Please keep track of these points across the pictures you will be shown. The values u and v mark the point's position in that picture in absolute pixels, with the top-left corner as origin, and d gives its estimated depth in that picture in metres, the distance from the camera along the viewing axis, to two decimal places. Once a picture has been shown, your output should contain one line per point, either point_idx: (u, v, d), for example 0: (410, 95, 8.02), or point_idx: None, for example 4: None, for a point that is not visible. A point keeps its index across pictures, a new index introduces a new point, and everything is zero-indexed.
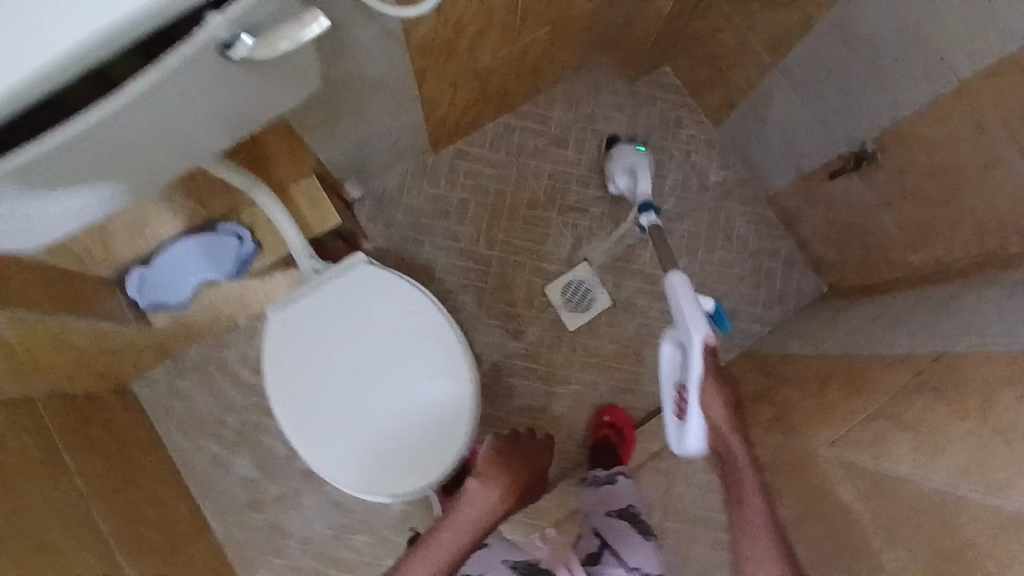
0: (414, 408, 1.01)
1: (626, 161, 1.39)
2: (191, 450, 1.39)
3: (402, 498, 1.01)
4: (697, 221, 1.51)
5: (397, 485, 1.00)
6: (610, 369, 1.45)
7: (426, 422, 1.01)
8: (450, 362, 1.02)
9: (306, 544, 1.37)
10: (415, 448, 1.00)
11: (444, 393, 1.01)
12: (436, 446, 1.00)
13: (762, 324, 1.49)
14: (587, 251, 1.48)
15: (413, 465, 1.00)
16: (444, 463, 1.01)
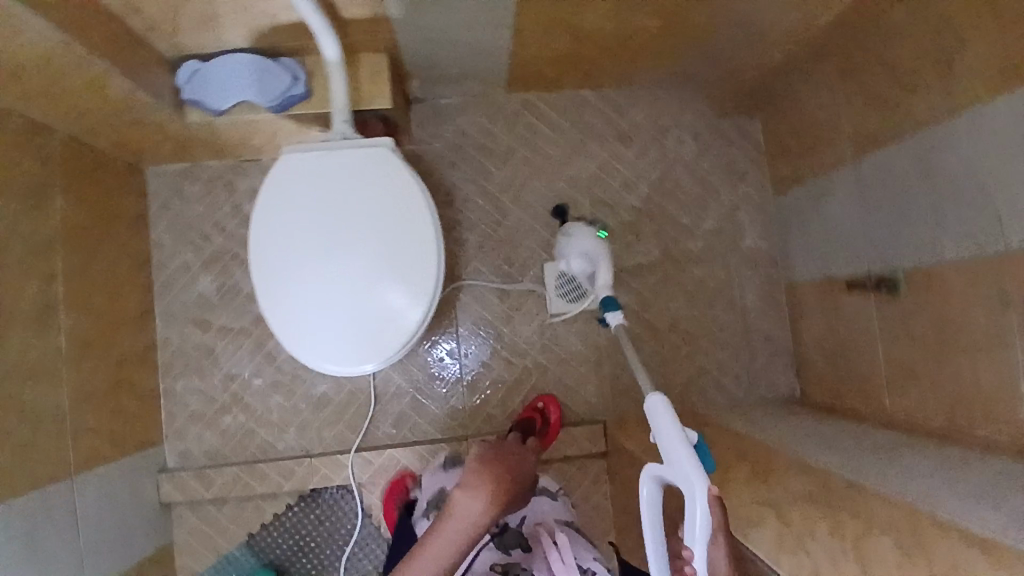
0: (366, 294, 1.05)
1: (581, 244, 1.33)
2: (170, 248, 1.44)
3: (315, 363, 1.06)
4: (714, 272, 1.50)
5: (322, 353, 1.05)
6: (565, 363, 1.48)
7: (370, 313, 1.05)
8: (417, 269, 1.07)
9: (227, 380, 1.43)
10: (351, 330, 1.05)
11: (399, 294, 1.06)
12: (370, 336, 1.05)
13: (723, 394, 1.49)
14: (598, 248, 1.49)
15: (343, 343, 1.05)
16: (371, 355, 1.06)
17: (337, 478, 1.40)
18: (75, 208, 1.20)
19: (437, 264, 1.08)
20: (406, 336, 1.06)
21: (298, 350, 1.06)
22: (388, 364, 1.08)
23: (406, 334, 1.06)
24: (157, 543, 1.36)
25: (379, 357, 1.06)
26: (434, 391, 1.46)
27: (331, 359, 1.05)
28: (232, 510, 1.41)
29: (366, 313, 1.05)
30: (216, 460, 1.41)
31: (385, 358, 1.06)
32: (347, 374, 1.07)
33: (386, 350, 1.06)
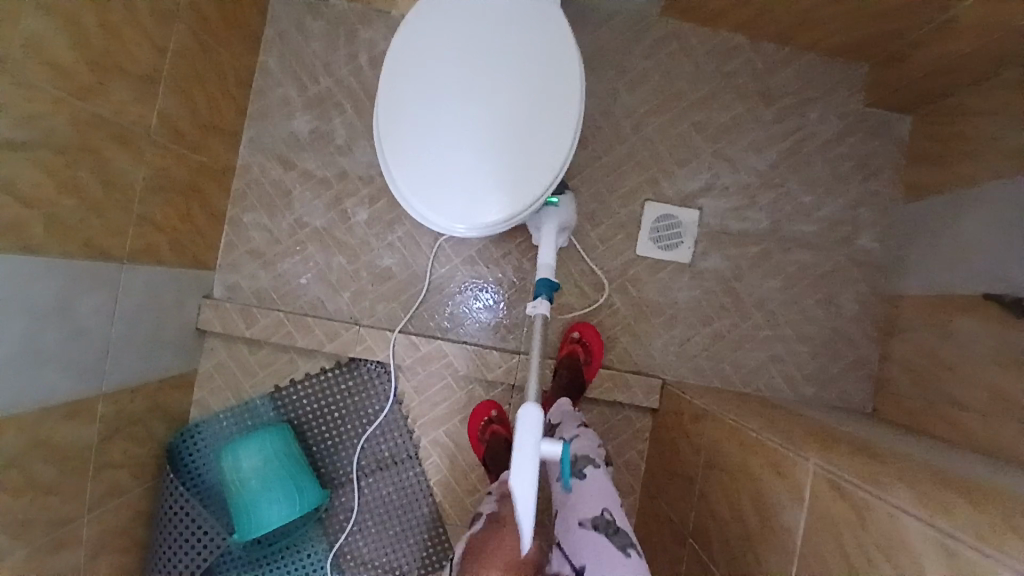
0: (488, 152, 0.99)
1: (532, 220, 1.26)
2: (275, 78, 1.37)
3: (409, 203, 1.01)
4: (818, 262, 1.41)
5: (423, 195, 1.00)
6: (639, 309, 1.40)
7: (486, 172, 0.99)
8: (546, 147, 1.00)
9: (297, 226, 1.37)
10: (461, 182, 0.99)
11: (517, 164, 0.99)
12: (476, 196, 0.99)
13: (791, 388, 1.40)
14: (706, 204, 1.41)
15: (448, 193, 0.99)
16: (470, 215, 0.99)
17: (377, 354, 1.33)
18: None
19: (567, 149, 1.01)
20: (511, 210, 0.99)
21: (401, 186, 1.01)
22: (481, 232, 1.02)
23: (512, 208, 0.99)
24: (184, 366, 1.31)
25: (475, 222, 0.99)
26: (499, 300, 1.38)
27: (427, 202, 0.99)
28: (265, 356, 1.36)
29: (483, 171, 0.99)
30: (264, 303, 1.36)
31: (483, 223, 1.00)
32: (439, 228, 1.01)
33: (487, 215, 0.99)
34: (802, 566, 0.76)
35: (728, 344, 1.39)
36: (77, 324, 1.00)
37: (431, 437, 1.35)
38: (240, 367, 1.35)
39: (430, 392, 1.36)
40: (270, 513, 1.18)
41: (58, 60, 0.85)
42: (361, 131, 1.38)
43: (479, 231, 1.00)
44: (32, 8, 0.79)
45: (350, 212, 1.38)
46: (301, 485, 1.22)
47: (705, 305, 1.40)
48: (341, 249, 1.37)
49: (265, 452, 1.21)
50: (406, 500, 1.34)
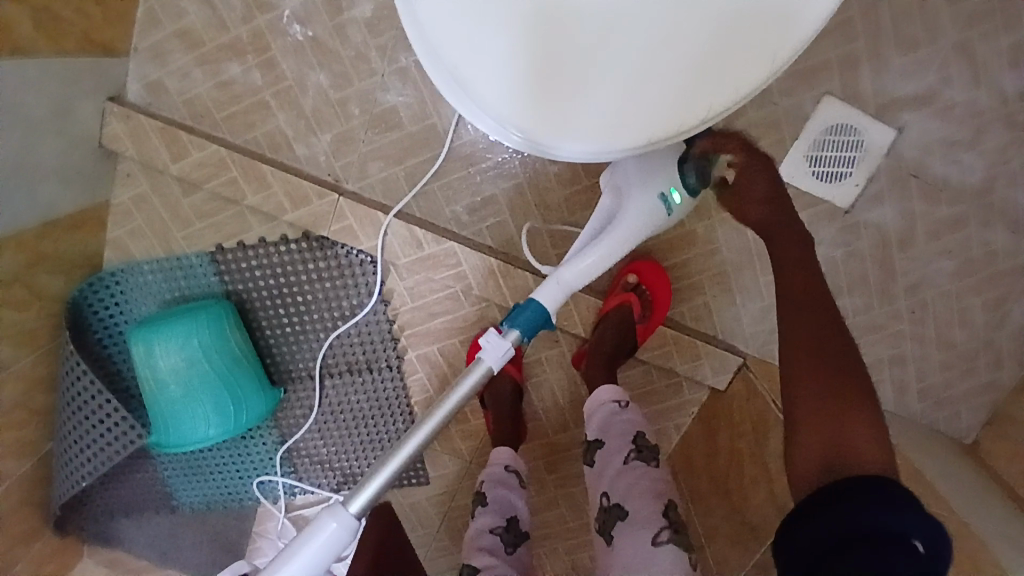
0: (615, 13, 0.52)
1: (623, 176, 0.77)
2: None
3: (438, 57, 0.55)
4: (1021, 249, 0.93)
5: (461, 45, 0.54)
6: (744, 258, 0.95)
7: (594, 49, 0.53)
8: (725, 49, 0.52)
9: (254, 4, 0.90)
10: (541, 48, 0.53)
11: (659, 48, 0.52)
12: (567, 89, 0.54)
13: (914, 412, 1.00)
14: (900, 119, 0.91)
15: (511, 60, 0.53)
16: (535, 116, 0.55)
17: (363, 241, 0.94)
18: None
19: (766, 70, 0.52)
20: (599, 139, 0.55)
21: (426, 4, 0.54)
22: (538, 155, 0.58)
23: (600, 139, 0.55)
24: (86, 195, 0.92)
25: (546, 133, 0.55)
26: (548, 200, 0.93)
27: (471, 70, 0.54)
28: (203, 203, 0.96)
29: (589, 41, 0.52)
30: (204, 124, 0.94)
31: (541, 140, 0.55)
32: (472, 113, 0.57)
33: (564, 127, 0.55)
34: (805, 501, 0.52)
35: (847, 332, 0.98)
36: None
37: (422, 353, 1.01)
38: (168, 209, 0.97)
39: (427, 298, 0.98)
40: (197, 425, 0.93)
41: None
42: None
43: (549, 151, 0.57)
44: None
45: (345, 0, 0.89)
46: (239, 396, 0.94)
47: (837, 275, 0.96)
48: (327, 62, 0.91)
49: (189, 349, 0.91)
50: (379, 414, 1.03)
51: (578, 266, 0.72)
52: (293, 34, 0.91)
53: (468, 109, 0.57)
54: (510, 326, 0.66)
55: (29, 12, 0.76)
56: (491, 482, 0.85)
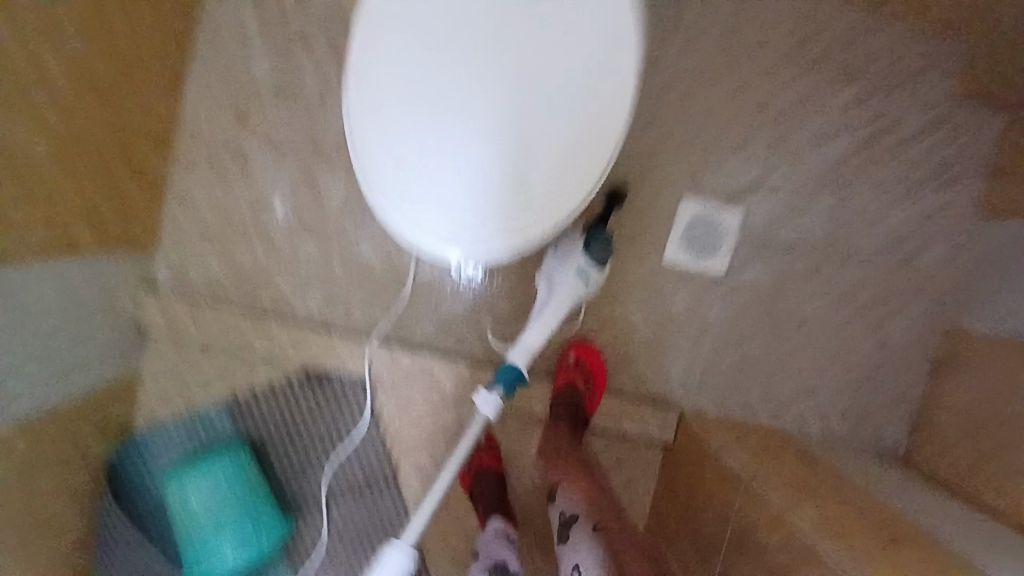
0: (500, 165, 0.83)
1: (551, 269, 1.04)
2: (234, 19, 1.11)
3: (406, 219, 0.86)
4: (867, 284, 1.21)
5: (416, 208, 0.86)
6: (658, 328, 1.20)
7: (487, 181, 0.84)
8: (564, 152, 0.84)
9: (255, 204, 1.14)
10: (456, 192, 0.84)
11: (537, 183, 0.84)
12: (487, 220, 0.85)
13: (825, 426, 1.22)
14: (753, 203, 1.18)
15: (441, 207, 0.85)
16: (472, 240, 0.85)
17: (352, 368, 1.15)
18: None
19: (592, 157, 0.84)
20: (514, 246, 0.86)
21: (391, 189, 0.86)
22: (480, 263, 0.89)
23: (514, 246, 0.86)
24: (119, 367, 1.11)
25: (480, 248, 0.86)
26: (498, 310, 1.16)
27: (426, 222, 0.86)
28: (217, 359, 1.16)
29: (492, 188, 0.84)
30: (214, 296, 1.14)
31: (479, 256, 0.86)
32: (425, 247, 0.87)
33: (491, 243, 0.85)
34: None
35: (756, 371, 1.22)
36: None
37: (417, 465, 1.16)
38: (188, 369, 1.16)
39: (413, 414, 1.16)
40: (224, 556, 1.06)
41: None
42: (335, 80, 1.13)
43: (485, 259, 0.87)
44: None
45: (323, 189, 1.13)
46: (261, 526, 1.08)
47: (735, 327, 1.21)
48: (312, 234, 1.14)
49: (217, 490, 1.07)
50: (383, 531, 1.15)
51: (534, 334, 0.99)
52: (281, 215, 1.14)
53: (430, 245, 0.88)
54: (495, 385, 0.94)
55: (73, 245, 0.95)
56: (484, 541, 1.02)
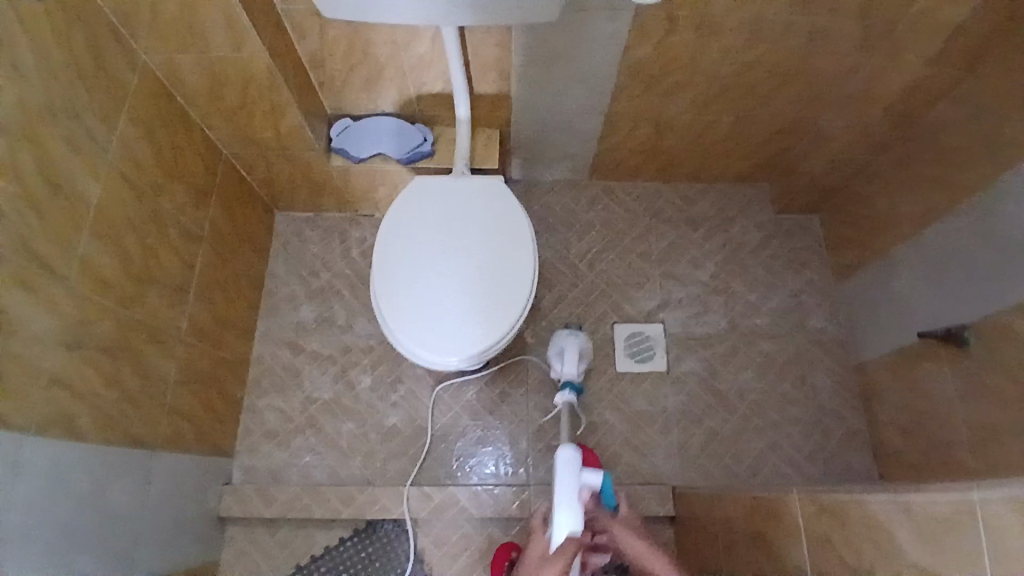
0: (469, 294, 1.17)
1: (551, 349, 1.46)
2: (280, 279, 1.61)
3: (410, 347, 1.15)
4: (779, 352, 1.55)
5: (416, 337, 1.15)
6: (633, 424, 1.49)
7: (468, 307, 1.16)
8: (508, 271, 1.19)
9: (307, 401, 1.50)
10: (442, 319, 1.15)
11: (496, 301, 1.17)
12: (467, 333, 1.15)
13: (796, 471, 1.44)
14: (667, 314, 1.59)
15: (440, 335, 1.14)
16: (460, 349, 1.14)
17: (394, 512, 1.38)
18: (108, 136, 1.05)
19: (532, 272, 1.20)
20: (490, 346, 1.15)
21: (395, 329, 1.16)
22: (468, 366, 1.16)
23: (490, 347, 1.15)
24: (204, 558, 1.32)
25: (466, 353, 1.14)
26: (501, 437, 1.47)
27: (424, 344, 1.14)
28: (284, 536, 1.39)
29: (466, 310, 1.16)
30: (277, 481, 1.42)
31: (467, 358, 1.14)
32: (437, 366, 1.14)
33: (474, 347, 1.14)
34: None
35: (724, 441, 1.47)
36: (108, 504, 1.06)
37: None
38: (260, 552, 1.38)
39: (448, 544, 1.37)
40: None
41: (106, 276, 1.06)
42: (355, 306, 1.59)
43: (472, 361, 1.15)
44: (86, 237, 1.01)
45: (355, 378, 1.52)
46: None
47: (693, 408, 1.50)
48: (349, 414, 1.49)
49: None
50: None
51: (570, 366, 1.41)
52: (323, 404, 1.50)
53: (429, 360, 1.15)
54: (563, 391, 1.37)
55: (180, 451, 1.26)
56: None
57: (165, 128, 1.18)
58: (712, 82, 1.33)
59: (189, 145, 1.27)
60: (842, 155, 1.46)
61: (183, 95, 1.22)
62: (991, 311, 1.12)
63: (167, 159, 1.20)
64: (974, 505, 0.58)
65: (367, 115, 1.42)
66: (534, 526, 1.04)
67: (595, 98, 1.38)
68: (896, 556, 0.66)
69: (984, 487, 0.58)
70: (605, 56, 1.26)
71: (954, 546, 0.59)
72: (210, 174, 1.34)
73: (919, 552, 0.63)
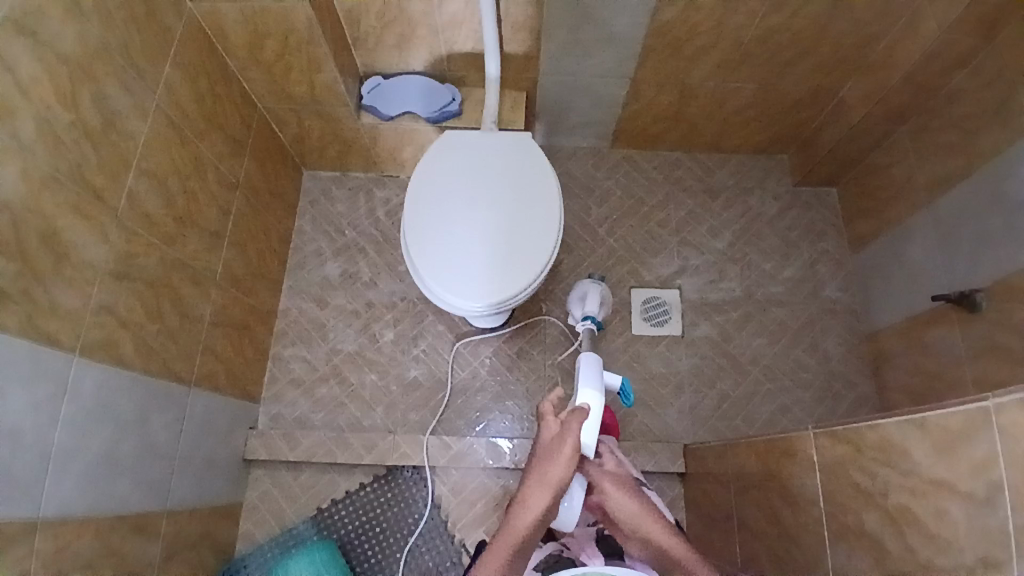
0: (496, 244, 1.20)
1: (573, 293, 1.50)
2: (307, 235, 1.65)
3: (438, 292, 1.19)
4: (792, 319, 1.59)
5: (443, 283, 1.18)
6: (647, 385, 1.52)
7: (490, 253, 1.20)
8: (533, 224, 1.23)
9: (331, 353, 1.54)
10: (469, 267, 1.19)
11: (521, 252, 1.20)
12: (492, 280, 1.18)
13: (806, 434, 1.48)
14: (683, 281, 1.63)
15: (466, 282, 1.18)
16: (486, 295, 1.17)
17: (413, 459, 1.42)
18: (157, 76, 1.08)
19: (556, 226, 1.23)
20: (514, 295, 1.18)
21: (423, 275, 1.20)
22: (492, 314, 1.20)
23: (515, 295, 1.18)
24: (231, 496, 1.38)
25: (491, 299, 1.17)
26: (519, 392, 1.51)
27: (451, 290, 1.18)
28: (306, 479, 1.44)
29: (492, 260, 1.19)
30: (302, 427, 1.47)
31: (493, 305, 1.18)
32: (463, 309, 1.18)
33: (499, 295, 1.18)
34: None
35: (735, 403, 1.51)
36: (148, 433, 1.11)
37: (475, 538, 1.39)
38: (283, 494, 1.43)
39: (465, 492, 1.43)
40: None
41: (152, 214, 1.08)
42: (379, 263, 1.63)
43: (497, 308, 1.19)
44: (136, 175, 1.04)
45: (377, 333, 1.56)
46: None
47: (707, 371, 1.54)
48: (371, 365, 1.53)
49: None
50: None
51: (593, 304, 1.44)
52: (347, 356, 1.54)
53: (456, 306, 1.19)
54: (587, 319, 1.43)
55: (213, 391, 1.31)
56: None
57: (208, 77, 1.22)
58: (737, 46, 1.35)
59: (227, 95, 1.30)
60: (858, 127, 1.46)
61: (225, 46, 1.26)
62: (1004, 272, 1.15)
63: (209, 107, 1.24)
64: (988, 413, 0.60)
65: (398, 74, 1.46)
66: (544, 413, 0.90)
67: (622, 61, 1.41)
68: (911, 472, 0.69)
69: (998, 395, 0.59)
70: (633, 16, 1.28)
71: (965, 454, 0.62)
72: (246, 127, 1.38)
73: (933, 465, 0.66)
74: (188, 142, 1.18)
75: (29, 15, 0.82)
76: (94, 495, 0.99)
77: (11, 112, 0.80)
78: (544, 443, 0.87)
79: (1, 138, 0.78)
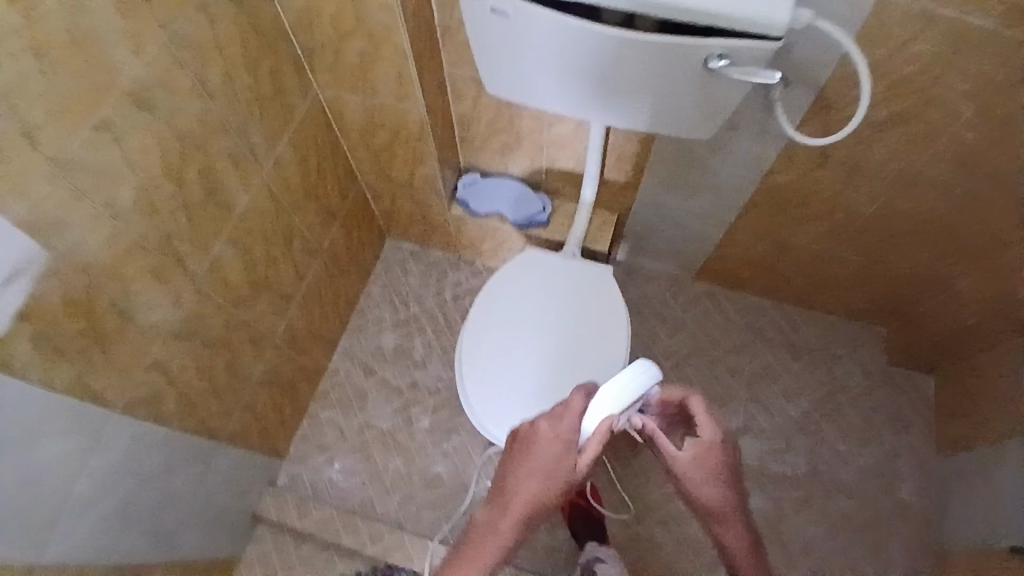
0: (546, 383, 1.16)
1: None
2: (374, 300, 1.66)
3: (476, 415, 1.16)
4: (854, 516, 1.44)
5: (484, 409, 1.16)
6: (678, 547, 1.41)
7: (539, 391, 1.15)
8: (591, 372, 1.16)
9: (365, 427, 1.52)
10: (514, 400, 1.16)
11: None
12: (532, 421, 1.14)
13: None
14: (742, 442, 1.51)
15: (506, 415, 1.15)
16: None
17: (414, 566, 1.36)
18: (266, 149, 1.11)
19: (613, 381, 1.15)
20: None
21: (468, 394, 1.18)
22: None
23: None
24: (233, 551, 1.37)
25: None
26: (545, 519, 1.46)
27: (488, 419, 1.15)
28: (308, 552, 1.41)
29: (538, 399, 1.15)
30: (318, 496, 1.45)
31: None
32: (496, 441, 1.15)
33: None
34: None
35: None
36: (165, 487, 1.11)
37: None
38: (282, 561, 1.41)
39: None
40: None
41: (229, 277, 1.11)
42: (434, 345, 1.61)
43: None
44: (223, 242, 1.07)
45: (413, 419, 1.53)
46: None
47: None
48: (400, 450, 1.50)
49: None
50: None
51: None
52: (380, 434, 1.51)
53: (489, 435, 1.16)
54: None
55: (243, 447, 1.31)
56: None
57: (317, 152, 1.26)
58: (853, 221, 1.27)
59: (330, 167, 1.33)
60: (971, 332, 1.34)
61: (341, 124, 1.29)
62: None
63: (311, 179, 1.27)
64: None
65: (496, 172, 1.45)
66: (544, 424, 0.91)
67: (725, 207, 1.35)
68: None
69: None
70: (746, 172, 1.22)
71: None
72: (342, 197, 1.41)
73: None
74: (281, 211, 1.21)
75: (154, 89, 0.85)
76: (96, 547, 0.99)
77: (116, 183, 0.83)
78: (541, 454, 0.90)
79: (97, 206, 0.81)
